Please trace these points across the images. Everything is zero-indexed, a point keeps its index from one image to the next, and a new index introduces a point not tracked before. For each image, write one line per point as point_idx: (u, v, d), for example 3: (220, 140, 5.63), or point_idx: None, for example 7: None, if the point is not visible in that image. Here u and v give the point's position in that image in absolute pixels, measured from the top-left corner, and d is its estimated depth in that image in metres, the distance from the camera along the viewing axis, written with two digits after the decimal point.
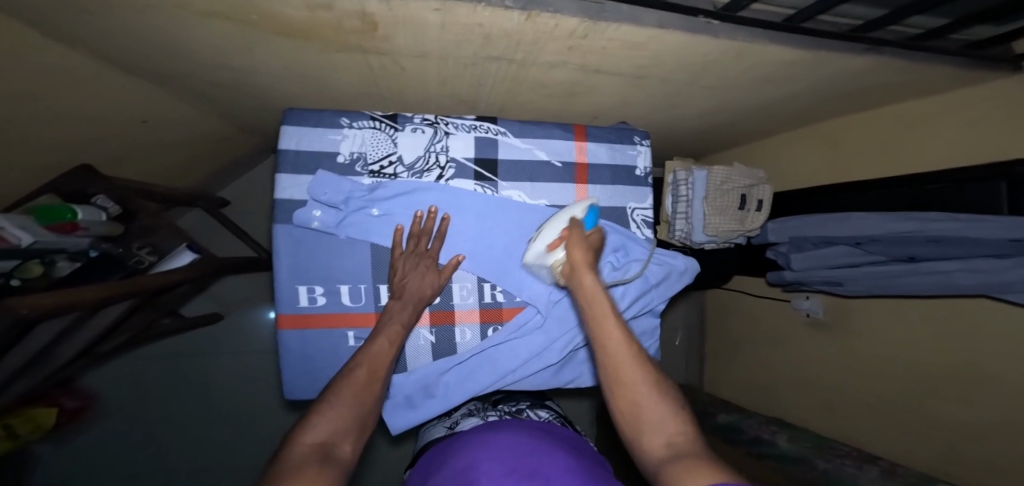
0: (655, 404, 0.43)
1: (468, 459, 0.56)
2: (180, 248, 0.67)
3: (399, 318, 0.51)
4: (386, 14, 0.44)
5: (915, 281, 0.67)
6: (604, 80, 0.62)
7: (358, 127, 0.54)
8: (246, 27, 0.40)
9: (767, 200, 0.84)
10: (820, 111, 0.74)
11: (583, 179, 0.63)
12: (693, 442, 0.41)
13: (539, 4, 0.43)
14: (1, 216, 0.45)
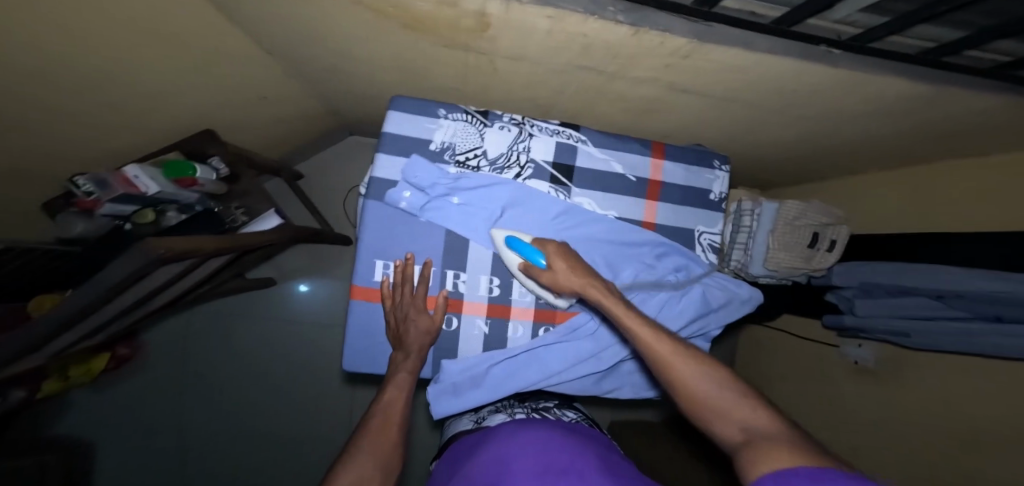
0: (713, 389, 0.39)
1: (499, 454, 0.54)
2: (268, 213, 0.73)
3: (409, 366, 0.56)
4: (501, 16, 0.47)
5: (997, 342, 0.61)
6: (688, 100, 0.63)
7: (452, 119, 0.57)
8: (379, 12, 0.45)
9: (841, 240, 0.81)
10: (905, 152, 0.71)
11: (654, 195, 0.64)
12: (779, 424, 0.35)
13: (650, 22, 0.44)
14: (139, 167, 0.54)
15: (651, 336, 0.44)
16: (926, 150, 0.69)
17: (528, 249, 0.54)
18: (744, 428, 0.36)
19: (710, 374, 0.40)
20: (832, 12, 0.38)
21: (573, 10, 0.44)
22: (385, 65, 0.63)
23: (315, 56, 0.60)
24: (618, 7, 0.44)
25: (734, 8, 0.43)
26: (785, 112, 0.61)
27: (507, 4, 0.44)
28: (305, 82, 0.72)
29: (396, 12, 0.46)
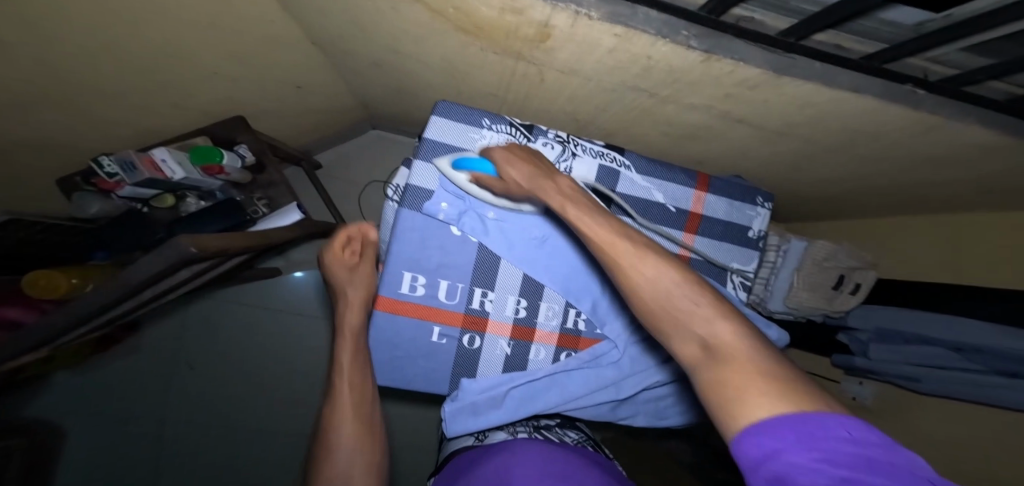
0: (671, 294, 0.32)
1: (497, 466, 0.52)
2: (289, 206, 0.70)
3: (348, 326, 0.53)
4: (567, 28, 0.44)
5: (1011, 397, 0.61)
6: (736, 130, 0.61)
7: (496, 130, 0.54)
8: (439, 14, 0.43)
9: (867, 284, 0.80)
10: (945, 198, 0.70)
11: (692, 228, 0.62)
12: (744, 339, 0.28)
13: (724, 50, 0.42)
14: (167, 150, 0.53)
15: (601, 236, 0.37)
16: (969, 198, 0.67)
17: (478, 161, 0.50)
18: (705, 346, 0.29)
19: (671, 277, 0.32)
20: (929, 53, 0.37)
21: (647, 31, 0.41)
22: (430, 65, 0.60)
23: (358, 48, 0.57)
24: (692, 31, 0.42)
25: (824, 42, 0.40)
26: (831, 151, 0.60)
27: (576, 19, 0.41)
28: (340, 71, 0.69)
29: (457, 14, 0.43)
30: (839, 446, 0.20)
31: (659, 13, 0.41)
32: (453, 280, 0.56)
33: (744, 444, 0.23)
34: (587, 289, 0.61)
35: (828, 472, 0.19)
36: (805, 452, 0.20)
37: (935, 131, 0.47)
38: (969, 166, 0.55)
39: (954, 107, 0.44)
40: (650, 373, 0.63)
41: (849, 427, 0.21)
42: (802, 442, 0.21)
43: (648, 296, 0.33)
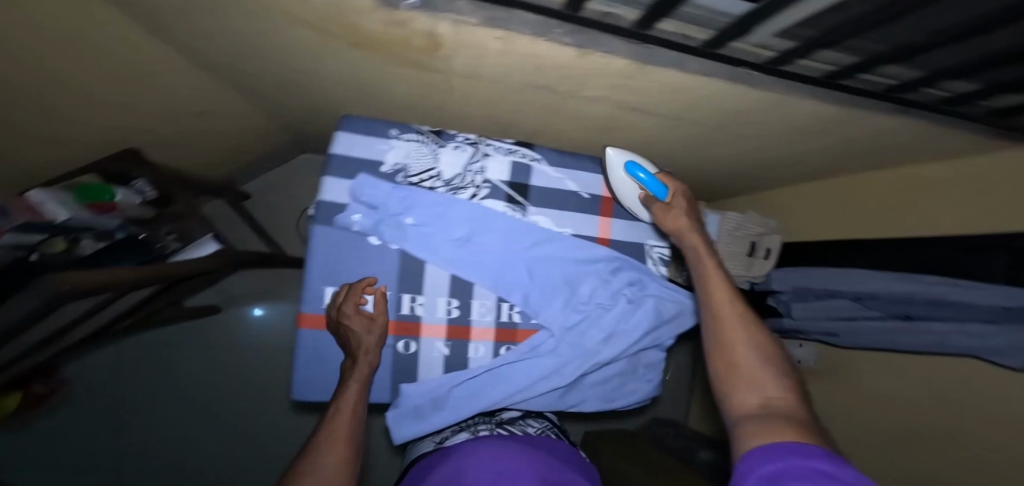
0: (760, 366, 0.44)
1: (449, 468, 0.54)
2: (206, 238, 0.73)
3: (359, 375, 0.50)
4: (453, 35, 0.47)
5: (906, 338, 0.68)
6: (637, 118, 0.67)
7: (405, 139, 0.56)
8: (322, 31, 0.44)
9: (775, 247, 0.88)
10: (825, 167, 0.80)
11: (607, 212, 0.67)
12: (796, 405, 0.40)
13: (597, 45, 0.48)
14: (44, 191, 0.48)
15: (725, 305, 0.49)
16: (845, 162, 0.76)
17: (655, 184, 0.59)
18: (766, 401, 0.41)
19: (767, 355, 0.45)
20: (749, 37, 0.43)
21: (523, 32, 0.45)
22: (337, 81, 0.61)
23: (259, 69, 0.57)
24: (564, 29, 0.46)
25: (669, 36, 0.47)
26: (718, 131, 0.68)
27: (456, 26, 0.44)
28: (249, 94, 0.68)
29: (344, 31, 0.44)
30: (820, 464, 0.31)
31: (533, 16, 0.45)
32: (382, 289, 0.56)
33: (750, 460, 0.34)
34: (523, 283, 0.63)
35: (810, 474, 0.31)
36: (797, 464, 0.32)
37: (782, 103, 0.56)
38: (826, 135, 0.64)
39: (790, 83, 0.52)
40: (591, 359, 0.64)
41: (834, 457, 0.32)
42: (793, 458, 0.32)
43: (745, 360, 0.45)
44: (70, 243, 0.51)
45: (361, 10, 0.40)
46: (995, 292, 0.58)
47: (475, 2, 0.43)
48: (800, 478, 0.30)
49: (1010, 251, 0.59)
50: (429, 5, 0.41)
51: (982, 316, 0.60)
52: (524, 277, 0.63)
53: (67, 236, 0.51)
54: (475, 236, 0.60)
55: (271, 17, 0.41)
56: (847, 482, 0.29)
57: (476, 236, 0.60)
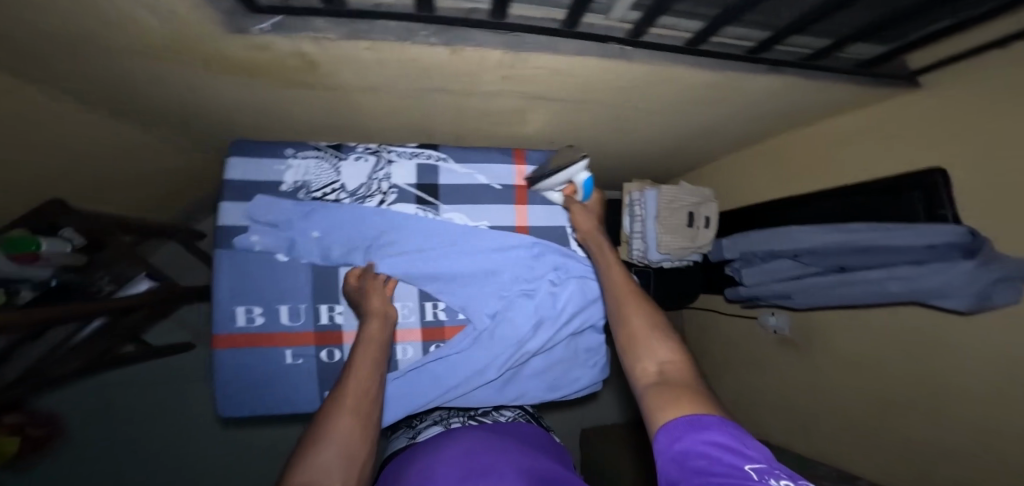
0: (653, 332, 0.48)
1: (424, 464, 0.51)
2: (138, 278, 0.82)
3: (376, 338, 0.53)
4: (323, 55, 0.47)
5: (849, 291, 0.67)
6: (546, 106, 0.68)
7: (301, 156, 0.59)
8: (189, 58, 0.45)
9: (714, 216, 0.92)
10: (760, 118, 0.77)
11: (522, 200, 0.67)
12: (686, 367, 0.45)
13: (462, 41, 0.47)
14: None
15: (620, 282, 0.54)
16: (778, 112, 0.73)
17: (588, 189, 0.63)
18: (661, 368, 0.44)
19: (660, 323, 0.49)
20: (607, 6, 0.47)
21: (388, 39, 0.45)
22: (242, 106, 0.62)
23: (162, 100, 0.59)
24: (430, 30, 0.47)
25: (533, 23, 0.49)
26: (629, 107, 0.69)
27: (317, 42, 0.43)
28: (171, 123, 0.71)
29: (210, 58, 0.46)
30: (714, 436, 0.34)
31: (395, 21, 0.45)
32: (295, 302, 0.58)
33: (660, 440, 0.37)
34: (443, 284, 0.63)
35: (706, 449, 0.33)
36: (697, 441, 0.34)
37: (667, 74, 0.56)
38: (731, 96, 0.64)
39: (665, 55, 0.53)
40: (525, 350, 0.63)
41: (723, 423, 0.35)
42: (695, 435, 0.35)
43: (642, 328, 0.48)
44: (7, 294, 0.56)
45: (211, 38, 0.41)
46: (912, 232, 0.60)
47: (333, 18, 0.43)
48: (699, 456, 0.33)
49: (924, 184, 0.64)
50: (282, 29, 0.41)
51: (908, 258, 0.62)
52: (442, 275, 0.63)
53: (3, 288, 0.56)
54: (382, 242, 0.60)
55: (126, 48, 0.42)
56: (738, 453, 0.32)
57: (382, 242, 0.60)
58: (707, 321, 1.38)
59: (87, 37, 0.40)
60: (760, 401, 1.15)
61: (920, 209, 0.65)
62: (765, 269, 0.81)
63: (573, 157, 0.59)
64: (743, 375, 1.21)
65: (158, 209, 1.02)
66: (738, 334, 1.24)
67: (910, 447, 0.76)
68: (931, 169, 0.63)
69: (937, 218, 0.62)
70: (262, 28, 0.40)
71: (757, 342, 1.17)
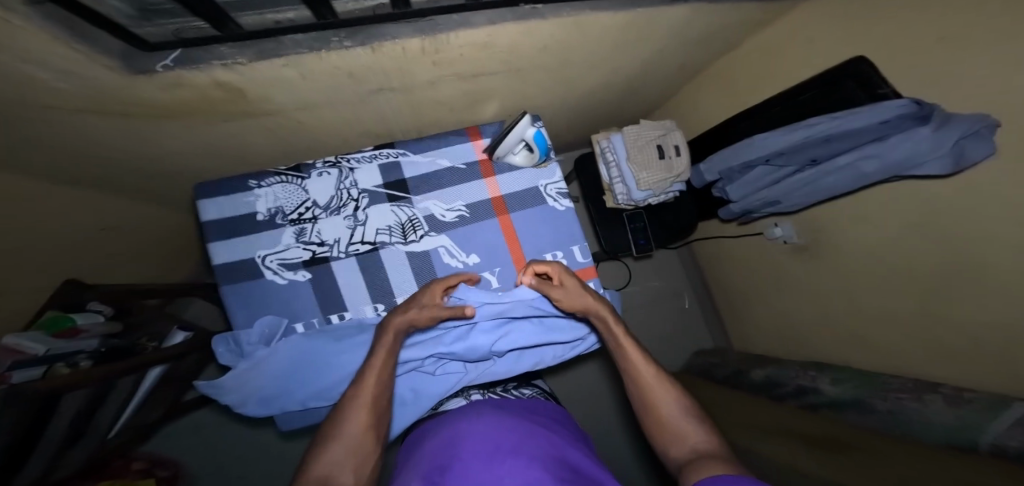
0: (677, 413, 0.51)
1: (445, 437, 0.52)
2: (174, 330, 0.86)
3: (387, 344, 0.52)
4: (244, 80, 0.47)
5: (830, 181, 0.67)
6: (487, 82, 0.68)
7: (267, 185, 0.62)
8: (122, 111, 0.47)
9: (684, 143, 0.91)
10: (708, 33, 0.75)
11: (489, 172, 0.69)
12: (716, 443, 0.47)
13: (378, 37, 0.47)
14: (18, 336, 0.57)
15: (637, 360, 0.55)
16: (711, 28, 0.73)
17: (541, 139, 0.67)
18: (694, 449, 0.47)
19: (679, 401, 0.52)
20: None
21: (301, 53, 0.45)
22: (197, 152, 0.65)
23: (123, 160, 0.62)
24: (341, 34, 0.46)
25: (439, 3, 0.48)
26: (568, 63, 0.69)
27: (232, 67, 0.43)
28: (143, 183, 0.74)
29: (134, 107, 0.47)
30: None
31: (303, 33, 0.45)
32: (307, 319, 0.62)
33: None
34: (325, 362, 0.60)
35: None
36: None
37: (583, 23, 0.56)
38: (656, 32, 0.66)
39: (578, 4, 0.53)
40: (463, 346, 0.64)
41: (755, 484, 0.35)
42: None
43: (668, 413, 0.51)
44: (70, 366, 0.61)
45: (121, 84, 0.42)
46: (869, 111, 0.62)
47: (235, 43, 0.44)
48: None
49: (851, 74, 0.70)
50: (186, 62, 0.42)
51: (870, 138, 0.62)
52: (346, 349, 0.60)
53: (63, 362, 0.61)
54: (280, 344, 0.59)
55: (53, 112, 0.45)
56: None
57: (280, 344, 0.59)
58: (718, 252, 1.39)
59: (12, 111, 0.42)
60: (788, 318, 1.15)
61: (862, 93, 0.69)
62: (745, 181, 0.82)
63: (515, 116, 0.65)
64: (769, 297, 1.21)
65: (172, 271, 1.07)
66: (753, 256, 1.24)
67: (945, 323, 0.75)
68: (853, 59, 0.70)
69: (879, 97, 0.67)
70: (166, 64, 0.42)
71: (774, 260, 1.16)
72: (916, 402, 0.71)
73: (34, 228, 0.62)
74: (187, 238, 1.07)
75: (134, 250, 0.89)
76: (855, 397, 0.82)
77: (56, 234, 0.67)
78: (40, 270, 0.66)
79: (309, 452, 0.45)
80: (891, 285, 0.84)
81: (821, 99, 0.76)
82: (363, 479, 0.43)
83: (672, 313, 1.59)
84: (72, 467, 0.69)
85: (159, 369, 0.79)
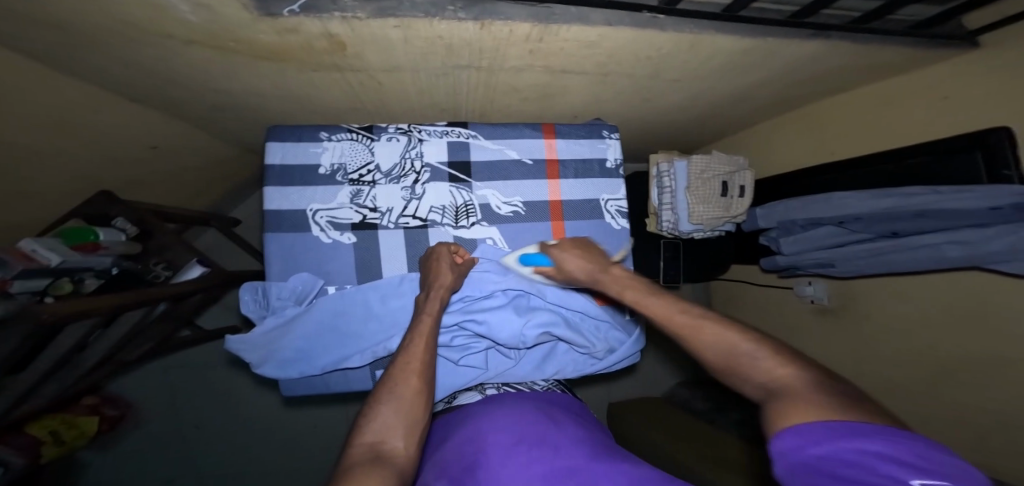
0: (734, 351, 0.41)
1: (477, 427, 0.50)
2: (190, 264, 0.81)
3: (429, 309, 0.53)
4: (351, 35, 0.45)
5: (903, 257, 0.66)
6: (573, 79, 0.66)
7: (336, 139, 0.61)
8: (223, 50, 0.46)
9: (749, 184, 0.90)
10: (815, 74, 0.71)
11: (554, 174, 0.67)
12: (800, 379, 0.36)
13: (491, 14, 0.45)
14: (36, 241, 0.56)
15: (664, 309, 0.49)
16: (818, 71, 0.69)
17: (538, 257, 0.60)
18: (767, 386, 0.37)
19: (735, 339, 0.42)
20: None
21: (415, 16, 0.43)
22: (270, 94, 0.63)
23: (195, 91, 0.61)
24: (458, 4, 0.44)
25: None
26: (658, 77, 0.67)
27: (347, 20, 0.42)
28: (201, 110, 0.72)
29: (239, 45, 0.46)
30: (874, 445, 0.26)
31: None
32: (341, 283, 0.60)
33: (783, 440, 0.30)
34: (356, 332, 0.59)
35: (857, 459, 0.26)
36: (842, 448, 0.27)
37: (695, 43, 0.54)
38: (765, 62, 0.63)
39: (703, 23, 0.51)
40: (490, 341, 0.61)
41: (890, 432, 0.27)
42: (837, 442, 0.27)
43: (715, 347, 0.43)
44: (75, 283, 0.60)
45: (242, 22, 0.40)
46: (977, 195, 0.57)
47: None
48: (846, 466, 0.26)
49: (982, 147, 0.63)
50: (311, 9, 0.40)
51: (971, 222, 0.58)
52: (378, 322, 0.59)
53: (69, 277, 0.59)
54: (312, 306, 0.57)
55: (163, 39, 0.43)
56: (908, 466, 0.24)
57: (312, 306, 0.57)
58: (738, 295, 1.37)
59: (123, 28, 0.40)
60: None
61: (985, 172, 0.63)
62: (805, 238, 0.81)
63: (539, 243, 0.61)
64: None
65: (197, 199, 1.06)
66: (772, 307, 1.22)
67: (963, 422, 0.74)
68: (995, 128, 0.61)
69: (1000, 179, 0.61)
70: (293, 10, 0.39)
71: (794, 318, 1.14)
72: None
73: (96, 140, 0.61)
74: (223, 169, 1.04)
75: (175, 174, 0.88)
76: None
77: (114, 150, 0.67)
78: (87, 180, 0.66)
79: (362, 415, 0.45)
80: (909, 364, 0.83)
81: (934, 167, 0.70)
82: (413, 444, 0.43)
83: (673, 344, 1.58)
84: (49, 395, 0.66)
85: (163, 306, 0.79)
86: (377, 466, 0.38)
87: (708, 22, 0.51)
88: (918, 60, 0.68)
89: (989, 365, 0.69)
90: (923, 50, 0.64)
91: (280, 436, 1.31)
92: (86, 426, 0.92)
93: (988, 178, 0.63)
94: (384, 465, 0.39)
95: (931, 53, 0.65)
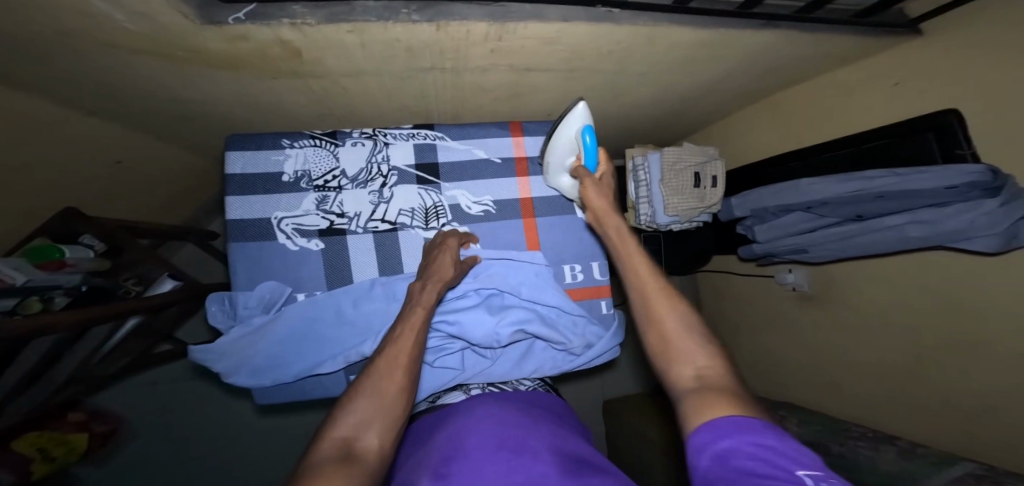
0: (689, 333, 0.43)
1: (454, 430, 0.49)
2: (163, 277, 0.83)
3: (426, 300, 0.52)
4: (305, 40, 0.45)
5: (869, 240, 0.67)
6: (540, 77, 0.66)
7: (299, 146, 0.60)
8: (173, 58, 0.46)
9: (721, 175, 0.91)
10: (778, 64, 0.72)
11: (523, 172, 0.67)
12: (729, 381, 0.38)
13: (445, 15, 0.45)
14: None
15: (643, 272, 0.48)
16: (779, 60, 0.70)
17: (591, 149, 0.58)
18: (699, 374, 0.39)
19: (697, 329, 0.43)
20: None
21: (368, 20, 0.43)
22: (233, 103, 0.63)
23: (156, 102, 0.61)
24: (411, 7, 0.44)
25: None
26: (624, 72, 0.67)
27: (297, 26, 0.41)
28: (166, 121, 0.71)
29: (189, 54, 0.45)
30: (767, 439, 0.28)
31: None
32: (311, 290, 0.60)
33: (700, 435, 0.32)
34: (328, 338, 0.58)
35: (756, 450, 0.28)
36: (745, 442, 0.29)
37: (654, 36, 0.55)
38: (728, 54, 0.64)
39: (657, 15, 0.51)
40: (465, 342, 0.61)
41: (777, 428, 0.30)
42: (743, 435, 0.29)
43: (673, 327, 0.43)
44: (44, 301, 0.58)
45: (188, 30, 0.40)
46: (935, 174, 0.58)
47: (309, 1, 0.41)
48: (746, 458, 0.28)
49: (935, 129, 0.64)
50: (258, 16, 0.40)
51: (930, 201, 0.59)
52: (350, 328, 0.58)
53: (38, 295, 0.58)
54: (281, 313, 0.57)
55: (111, 50, 0.43)
56: (794, 458, 0.26)
57: (281, 313, 0.57)
58: (724, 286, 1.38)
59: (67, 40, 0.40)
60: (780, 363, 1.16)
61: (939, 154, 0.64)
62: (778, 225, 0.82)
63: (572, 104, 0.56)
64: (763, 339, 1.21)
65: (170, 213, 1.04)
66: (756, 296, 1.23)
67: (943, 400, 0.75)
68: (943, 110, 0.62)
69: (954, 158, 0.62)
70: (238, 17, 0.39)
71: (777, 306, 1.15)
72: (871, 449, 0.79)
73: (57, 157, 0.60)
74: (197, 181, 1.03)
75: (145, 189, 0.87)
76: (818, 440, 0.90)
77: (78, 166, 0.66)
78: (51, 199, 0.66)
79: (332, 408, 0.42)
80: (887, 344, 0.84)
81: (892, 149, 0.71)
82: (388, 443, 0.41)
83: None
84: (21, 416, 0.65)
85: (132, 322, 0.77)
86: (353, 466, 0.36)
87: (663, 14, 0.51)
88: (878, 46, 0.69)
89: (966, 343, 0.70)
90: (880, 36, 0.65)
91: (271, 449, 1.29)
92: (75, 444, 0.91)
93: (944, 158, 0.64)
94: (357, 464, 0.37)
95: (889, 39, 0.67)
